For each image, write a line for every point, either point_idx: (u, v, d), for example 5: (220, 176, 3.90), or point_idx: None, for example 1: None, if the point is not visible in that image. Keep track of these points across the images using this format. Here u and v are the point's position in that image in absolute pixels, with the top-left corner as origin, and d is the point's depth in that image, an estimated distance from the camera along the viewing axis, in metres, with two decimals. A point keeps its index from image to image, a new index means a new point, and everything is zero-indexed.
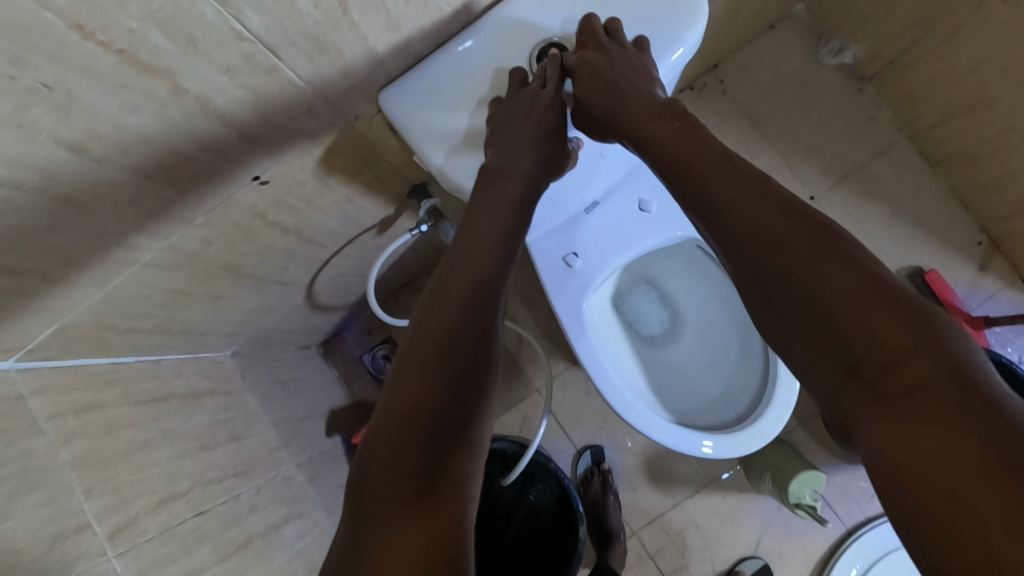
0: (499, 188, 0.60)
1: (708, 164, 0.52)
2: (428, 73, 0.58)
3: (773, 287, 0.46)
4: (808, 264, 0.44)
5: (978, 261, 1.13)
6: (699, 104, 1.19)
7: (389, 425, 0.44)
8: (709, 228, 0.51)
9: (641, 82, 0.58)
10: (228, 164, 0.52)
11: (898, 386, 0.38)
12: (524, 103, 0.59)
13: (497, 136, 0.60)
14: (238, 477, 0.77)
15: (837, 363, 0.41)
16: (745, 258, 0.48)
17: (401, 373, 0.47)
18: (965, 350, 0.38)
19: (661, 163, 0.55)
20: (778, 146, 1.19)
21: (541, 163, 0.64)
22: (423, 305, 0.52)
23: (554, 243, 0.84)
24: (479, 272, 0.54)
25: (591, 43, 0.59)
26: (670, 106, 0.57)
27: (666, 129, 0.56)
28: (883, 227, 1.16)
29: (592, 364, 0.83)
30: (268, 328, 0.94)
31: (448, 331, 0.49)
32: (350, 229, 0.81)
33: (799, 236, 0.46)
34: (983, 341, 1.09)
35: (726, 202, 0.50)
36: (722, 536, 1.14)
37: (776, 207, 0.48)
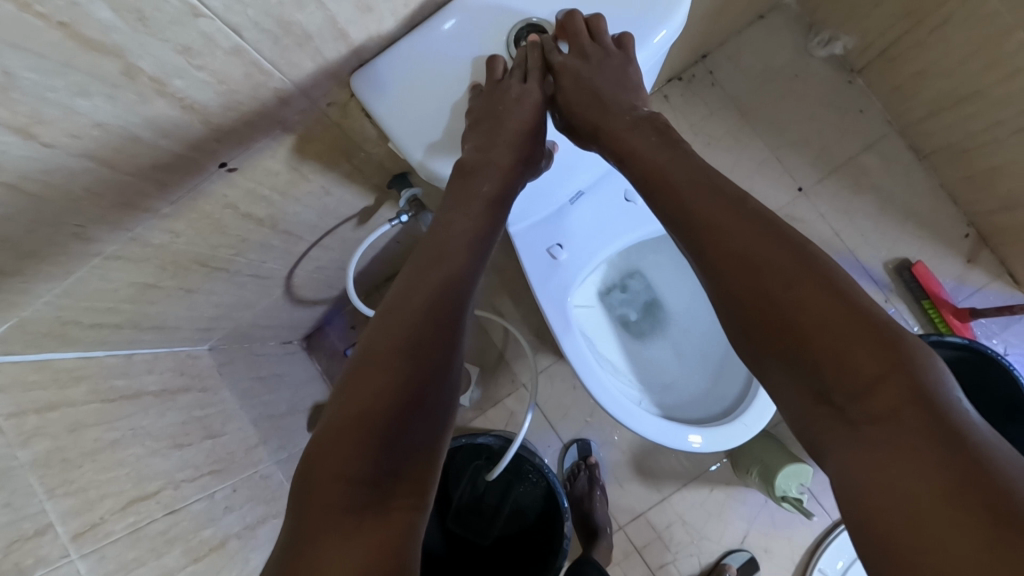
0: (473, 186, 0.59)
1: (688, 174, 0.52)
2: (406, 56, 0.54)
3: (745, 304, 0.45)
4: (783, 283, 0.44)
5: (966, 255, 1.13)
6: (687, 95, 1.19)
7: (341, 428, 0.41)
8: (684, 241, 0.51)
9: (622, 92, 0.59)
10: (196, 153, 0.49)
11: (868, 413, 0.38)
12: (504, 97, 0.58)
13: (477, 126, 0.58)
14: (213, 475, 0.75)
15: (807, 386, 0.41)
16: (719, 276, 0.47)
17: (360, 373, 0.44)
18: (932, 373, 0.38)
19: (642, 176, 0.55)
20: (767, 138, 1.18)
21: (522, 158, 0.63)
22: (389, 301, 0.50)
23: (540, 232, 0.83)
24: (452, 273, 0.52)
25: (573, 43, 0.59)
26: (648, 120, 0.58)
27: (645, 145, 0.56)
28: (871, 220, 1.15)
29: (576, 358, 0.82)
30: (246, 323, 0.92)
31: (418, 332, 0.47)
32: (328, 221, 0.79)
33: (772, 255, 0.45)
34: (969, 335, 1.08)
35: (707, 216, 0.49)
36: (708, 531, 1.14)
37: (753, 223, 0.47)
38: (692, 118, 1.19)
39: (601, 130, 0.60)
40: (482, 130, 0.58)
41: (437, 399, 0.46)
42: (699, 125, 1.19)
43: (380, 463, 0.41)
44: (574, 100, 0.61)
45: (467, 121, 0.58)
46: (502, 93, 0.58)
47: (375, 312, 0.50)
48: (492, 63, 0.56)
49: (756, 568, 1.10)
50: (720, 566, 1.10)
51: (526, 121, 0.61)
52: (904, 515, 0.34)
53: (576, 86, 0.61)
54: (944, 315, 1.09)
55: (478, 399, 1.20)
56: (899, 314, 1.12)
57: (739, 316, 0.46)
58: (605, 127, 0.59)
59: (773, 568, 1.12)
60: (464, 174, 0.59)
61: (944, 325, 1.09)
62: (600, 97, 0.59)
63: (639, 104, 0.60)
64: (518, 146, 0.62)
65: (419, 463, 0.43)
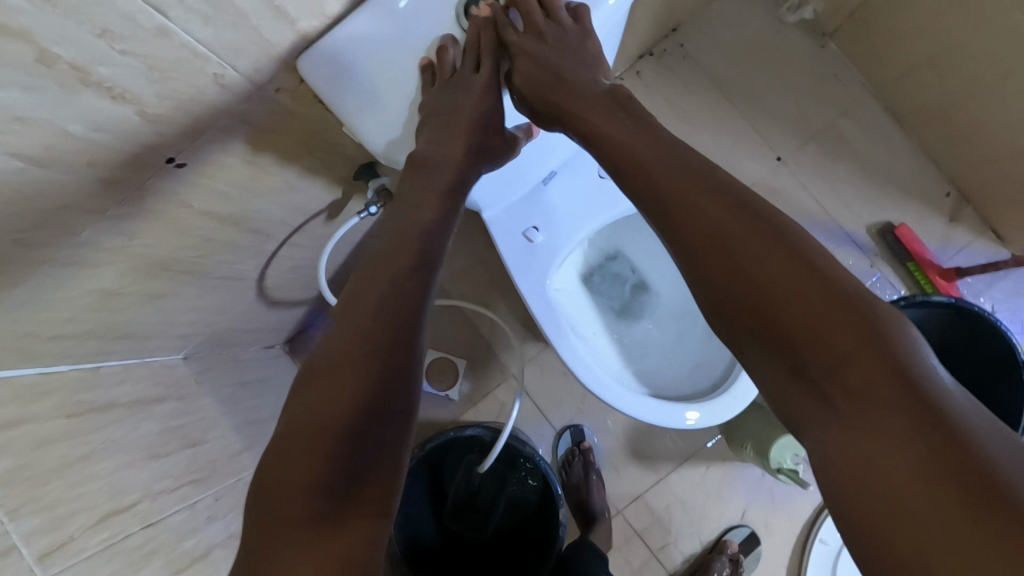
0: (432, 182, 0.59)
1: (656, 152, 0.51)
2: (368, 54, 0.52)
3: (717, 283, 0.44)
4: (755, 260, 0.43)
5: (949, 213, 1.11)
6: (660, 70, 1.17)
7: (304, 437, 0.40)
8: (652, 221, 0.49)
9: (584, 70, 0.58)
10: (139, 147, 0.47)
11: (844, 389, 0.37)
12: (459, 92, 0.58)
13: (431, 120, 0.59)
14: (193, 485, 0.73)
15: (782, 362, 0.40)
16: (690, 257, 0.46)
17: (319, 378, 0.42)
18: (905, 343, 0.37)
19: (608, 156, 0.53)
20: (744, 108, 1.16)
21: (479, 148, 0.62)
22: (348, 297, 0.48)
23: (515, 217, 0.81)
24: (413, 265, 0.51)
25: (527, 24, 0.59)
26: (614, 100, 0.56)
27: (613, 125, 0.54)
28: (853, 185, 1.13)
29: (562, 343, 0.80)
30: (222, 328, 0.89)
31: (379, 328, 0.45)
32: (296, 218, 0.77)
33: (743, 232, 0.44)
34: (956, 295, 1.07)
35: (679, 189, 0.47)
36: (708, 510, 1.13)
37: (721, 200, 0.46)
38: (666, 93, 1.17)
39: (569, 114, 0.57)
40: (439, 121, 0.59)
41: (406, 401, 0.44)
42: (674, 100, 1.17)
43: (342, 470, 0.39)
44: (528, 81, 0.59)
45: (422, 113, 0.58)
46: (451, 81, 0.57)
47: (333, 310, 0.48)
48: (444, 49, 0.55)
49: (757, 543, 1.10)
50: (722, 542, 1.10)
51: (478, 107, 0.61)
52: (887, 497, 0.33)
53: (531, 67, 0.58)
54: (930, 276, 1.07)
55: (468, 392, 1.18)
56: (885, 278, 1.11)
57: (713, 295, 0.45)
58: (572, 111, 0.57)
59: (773, 542, 1.11)
60: (420, 166, 0.58)
61: (930, 286, 1.08)
62: (558, 76, 0.57)
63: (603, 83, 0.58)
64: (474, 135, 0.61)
65: (385, 467, 0.42)
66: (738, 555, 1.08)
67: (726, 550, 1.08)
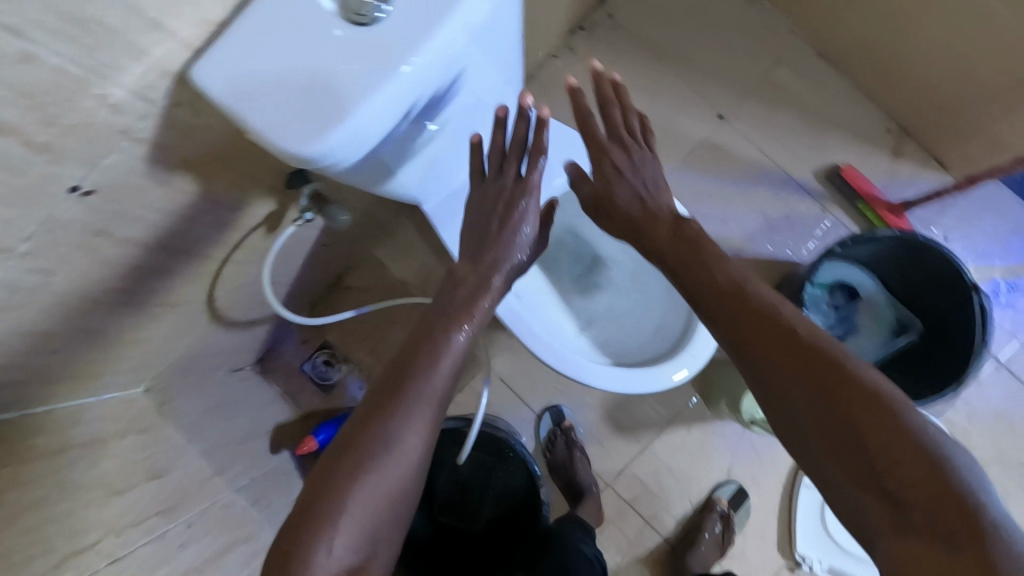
0: (470, 274, 0.62)
1: (711, 270, 0.57)
2: (340, 122, 0.49)
3: (781, 385, 0.49)
4: (817, 366, 0.47)
5: (892, 148, 1.12)
6: (593, 43, 1.17)
7: (323, 513, 0.48)
8: (715, 324, 0.55)
9: (659, 193, 0.65)
10: (32, 179, 0.46)
11: (904, 494, 0.42)
12: (496, 187, 0.65)
13: (473, 215, 0.65)
14: (162, 514, 0.72)
15: (844, 467, 0.45)
16: (752, 359, 0.51)
17: (348, 462, 0.50)
18: (950, 452, 0.43)
19: (672, 270, 0.61)
20: (680, 69, 1.16)
21: (532, 248, 0.67)
22: (383, 387, 0.55)
23: (455, 205, 0.81)
24: (444, 364, 0.57)
25: (612, 132, 0.65)
26: (682, 234, 0.62)
27: (672, 244, 0.62)
28: (796, 132, 1.14)
29: (516, 324, 0.81)
30: (179, 355, 0.88)
31: (405, 424, 0.53)
32: (233, 234, 0.76)
33: (802, 340, 0.49)
34: (907, 228, 1.08)
35: (748, 320, 0.52)
36: (695, 472, 1.14)
37: (774, 310, 0.52)
38: (602, 64, 1.17)
39: (643, 232, 0.64)
40: (477, 215, 0.65)
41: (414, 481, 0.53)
42: (610, 70, 1.17)
43: (355, 543, 0.48)
44: (616, 193, 0.65)
45: (472, 209, 0.65)
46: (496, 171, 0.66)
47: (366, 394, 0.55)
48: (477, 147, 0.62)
49: (746, 497, 1.11)
50: (711, 501, 1.10)
51: (535, 211, 0.65)
52: None
53: (616, 181, 0.65)
54: (880, 213, 1.08)
55: None
56: (838, 221, 1.12)
57: (777, 398, 0.49)
58: (642, 223, 0.64)
59: (762, 493, 1.13)
60: (466, 266, 0.64)
61: (880, 222, 1.09)
62: (638, 197, 0.65)
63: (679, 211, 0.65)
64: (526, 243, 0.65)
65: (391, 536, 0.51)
66: (728, 512, 1.09)
67: (715, 508, 1.09)
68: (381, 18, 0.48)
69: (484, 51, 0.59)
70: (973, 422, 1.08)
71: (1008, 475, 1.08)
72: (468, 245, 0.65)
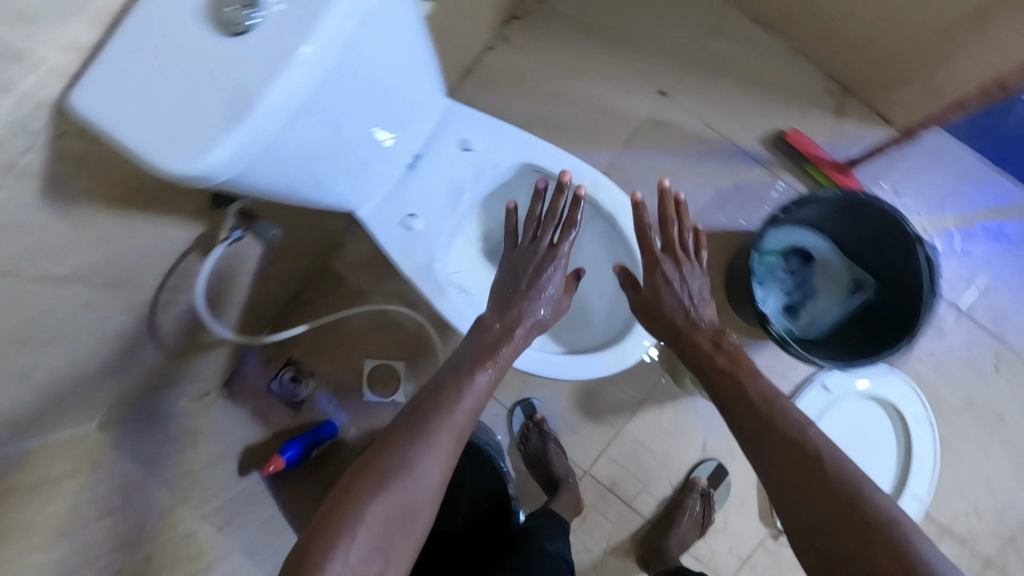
0: (488, 332, 0.75)
1: (728, 368, 0.73)
2: (230, 129, 0.47)
3: (769, 460, 0.63)
4: (789, 447, 0.63)
5: (834, 108, 1.12)
6: (528, 31, 1.16)
7: (336, 520, 0.56)
8: (723, 407, 0.71)
9: (697, 305, 0.78)
10: None
11: (857, 556, 0.54)
12: (526, 258, 0.78)
13: (500, 284, 0.78)
14: (116, 553, 0.73)
15: (812, 532, 0.57)
16: (748, 440, 0.66)
17: (366, 480, 0.59)
18: (891, 517, 0.55)
19: (700, 359, 0.75)
20: (618, 48, 1.15)
21: (554, 309, 0.78)
22: (405, 423, 0.65)
23: (389, 209, 0.80)
24: (461, 406, 0.68)
25: (670, 249, 0.78)
26: (720, 348, 0.75)
27: (704, 346, 0.75)
28: (739, 100, 1.13)
29: (461, 322, 0.80)
30: (132, 388, 0.86)
31: (417, 455, 0.62)
32: (165, 260, 0.73)
33: (782, 424, 0.65)
34: (856, 185, 1.07)
35: (776, 434, 0.64)
36: (672, 450, 1.14)
37: (765, 402, 0.68)
38: (540, 51, 1.16)
39: (684, 336, 0.77)
40: (506, 288, 0.78)
41: (420, 504, 0.60)
42: (549, 56, 1.16)
43: (362, 550, 0.55)
44: (662, 300, 0.77)
45: (500, 278, 0.79)
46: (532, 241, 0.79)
47: (389, 426, 0.66)
48: (511, 225, 0.79)
49: (726, 473, 1.11)
50: (689, 481, 1.11)
51: (556, 275, 0.77)
52: None
53: (663, 289, 0.77)
54: (827, 174, 1.08)
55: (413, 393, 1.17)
56: (788, 186, 1.11)
57: (766, 472, 0.63)
58: (681, 327, 0.77)
59: (739, 465, 1.13)
60: (492, 323, 0.75)
61: (828, 183, 1.08)
62: (682, 309, 0.77)
63: (718, 325, 0.77)
64: (548, 300, 0.77)
65: (397, 549, 0.58)
66: (708, 489, 1.09)
67: (693, 487, 1.09)
68: (256, 24, 0.46)
69: (385, 35, 0.58)
70: (939, 373, 1.09)
71: (978, 420, 1.08)
72: (499, 300, 0.77)
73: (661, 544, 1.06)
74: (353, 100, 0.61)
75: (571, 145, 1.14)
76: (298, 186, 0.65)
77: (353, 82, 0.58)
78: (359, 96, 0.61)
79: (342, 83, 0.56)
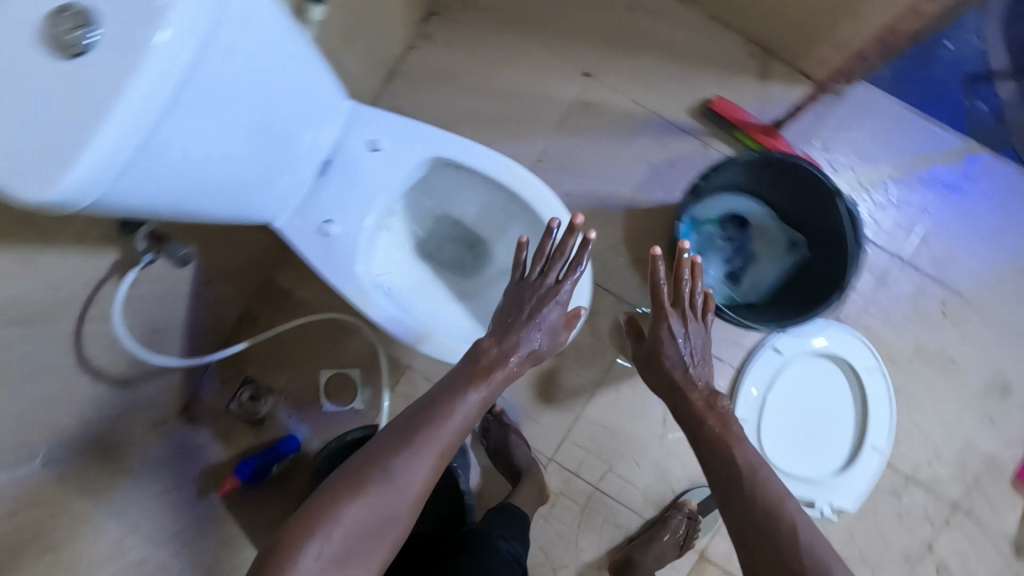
0: (483, 356, 0.77)
1: (717, 420, 0.79)
2: (90, 138, 0.44)
3: (739, 522, 0.70)
4: (762, 515, 0.69)
5: (758, 72, 1.12)
6: (449, 26, 1.16)
7: (314, 518, 0.61)
8: (706, 458, 0.78)
9: (698, 364, 0.83)
10: None
11: None
12: (527, 291, 0.81)
13: (502, 317, 0.80)
14: None
15: None
16: (727, 500, 0.73)
17: (348, 484, 0.64)
18: None
19: (690, 412, 0.81)
20: (539, 34, 1.15)
21: (548, 341, 0.81)
22: (394, 436, 0.69)
23: (306, 217, 0.79)
24: (451, 427, 0.71)
25: (681, 308, 0.83)
26: (713, 409, 0.80)
27: (700, 402, 0.80)
28: (663, 74, 1.13)
29: (389, 321, 0.80)
30: (76, 423, 0.86)
31: (402, 471, 0.66)
32: (83, 291, 0.72)
33: (760, 491, 0.71)
34: (784, 146, 1.07)
35: (758, 494, 0.71)
36: (633, 428, 1.14)
37: (747, 464, 0.74)
38: (462, 45, 1.16)
39: (679, 391, 0.82)
40: (505, 321, 0.80)
41: (396, 514, 0.64)
42: (471, 49, 1.16)
43: (334, 552, 0.59)
44: (666, 352, 0.83)
45: (501, 312, 0.81)
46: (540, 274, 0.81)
47: (379, 437, 0.70)
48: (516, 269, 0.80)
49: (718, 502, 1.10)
50: (680, 503, 1.10)
51: (557, 310, 0.80)
52: None
53: (668, 342, 0.83)
54: (755, 138, 1.08)
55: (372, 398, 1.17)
56: (720, 154, 1.12)
57: (738, 531, 0.70)
58: (679, 384, 0.82)
59: None
60: (490, 352, 0.78)
61: (758, 147, 1.09)
62: (683, 367, 0.82)
63: (713, 386, 0.82)
64: (545, 331, 0.81)
65: (368, 552, 0.62)
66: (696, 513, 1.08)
67: (682, 507, 1.08)
68: (95, 43, 0.44)
69: (248, 30, 0.55)
70: (888, 324, 1.10)
71: (930, 365, 1.09)
72: (497, 329, 0.80)
73: (636, 556, 1.05)
74: (233, 94, 0.58)
75: (502, 136, 1.14)
76: (200, 196, 0.62)
77: (227, 74, 0.55)
78: (238, 88, 0.58)
79: (212, 73, 0.53)
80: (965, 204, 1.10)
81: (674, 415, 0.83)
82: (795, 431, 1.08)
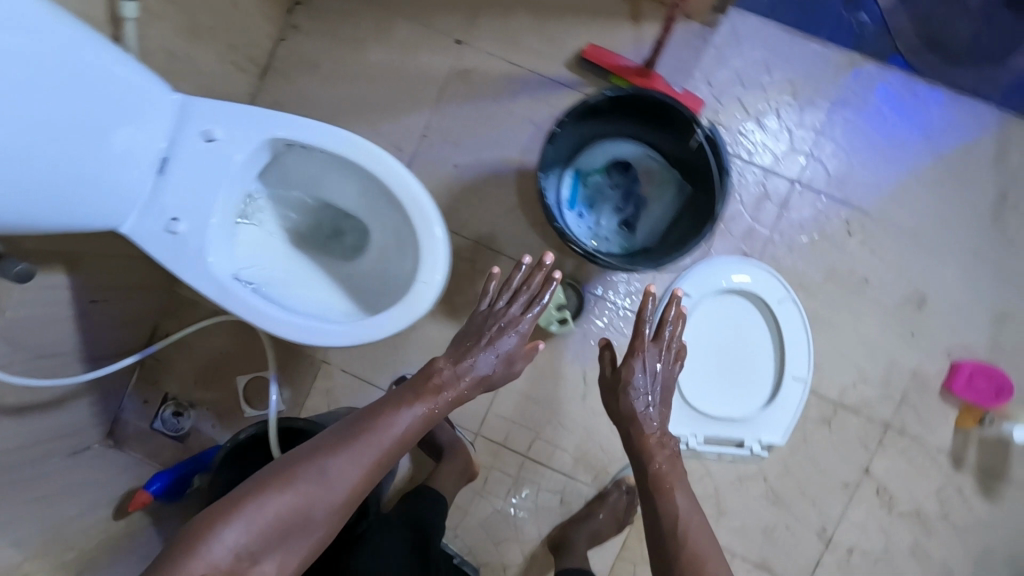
0: (433, 375, 0.77)
1: (664, 458, 0.79)
2: None
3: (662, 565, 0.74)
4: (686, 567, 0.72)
5: (628, 14, 1.09)
6: (314, 14, 1.14)
7: (235, 506, 0.62)
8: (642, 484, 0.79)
9: (663, 406, 0.83)
10: None
11: None
12: (487, 320, 0.81)
13: (459, 345, 0.80)
14: None
15: None
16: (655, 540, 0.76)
17: (275, 478, 0.64)
18: None
19: (641, 444, 0.80)
20: (405, 10, 1.13)
21: (496, 376, 0.81)
22: (334, 438, 0.69)
23: (149, 217, 0.76)
24: (392, 439, 0.71)
25: (658, 346, 0.84)
26: (664, 449, 0.80)
27: (654, 439, 0.80)
28: (535, 31, 1.11)
29: (246, 310, 0.79)
30: None
31: (333, 478, 0.66)
32: None
33: (690, 538, 0.74)
34: (658, 83, 1.04)
35: (684, 549, 0.73)
36: (555, 392, 1.12)
37: (683, 509, 0.76)
38: (330, 31, 1.14)
39: (632, 425, 0.81)
40: (461, 346, 0.80)
41: (320, 518, 0.65)
42: (340, 34, 1.14)
43: (250, 546, 0.61)
44: (635, 383, 0.82)
45: (457, 340, 0.81)
46: (505, 303, 0.82)
47: (320, 435, 0.70)
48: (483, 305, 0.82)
49: None
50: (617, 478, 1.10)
51: (516, 340, 0.81)
52: None
53: (638, 374, 0.82)
54: (628, 80, 1.06)
55: (291, 398, 1.15)
56: None
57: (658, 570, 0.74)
58: (635, 416, 0.81)
59: None
60: (441, 375, 0.77)
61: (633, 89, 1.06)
62: (646, 407, 0.82)
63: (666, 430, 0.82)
64: (499, 360, 0.80)
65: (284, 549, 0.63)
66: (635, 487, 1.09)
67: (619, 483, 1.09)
68: None
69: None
70: (795, 251, 1.07)
71: (843, 286, 1.07)
72: (452, 351, 0.80)
73: (570, 532, 1.06)
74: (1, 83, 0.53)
75: (383, 118, 1.12)
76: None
77: None
78: (2, 74, 0.54)
79: None
80: (857, 119, 1.07)
81: (625, 447, 0.83)
82: (716, 371, 1.06)
